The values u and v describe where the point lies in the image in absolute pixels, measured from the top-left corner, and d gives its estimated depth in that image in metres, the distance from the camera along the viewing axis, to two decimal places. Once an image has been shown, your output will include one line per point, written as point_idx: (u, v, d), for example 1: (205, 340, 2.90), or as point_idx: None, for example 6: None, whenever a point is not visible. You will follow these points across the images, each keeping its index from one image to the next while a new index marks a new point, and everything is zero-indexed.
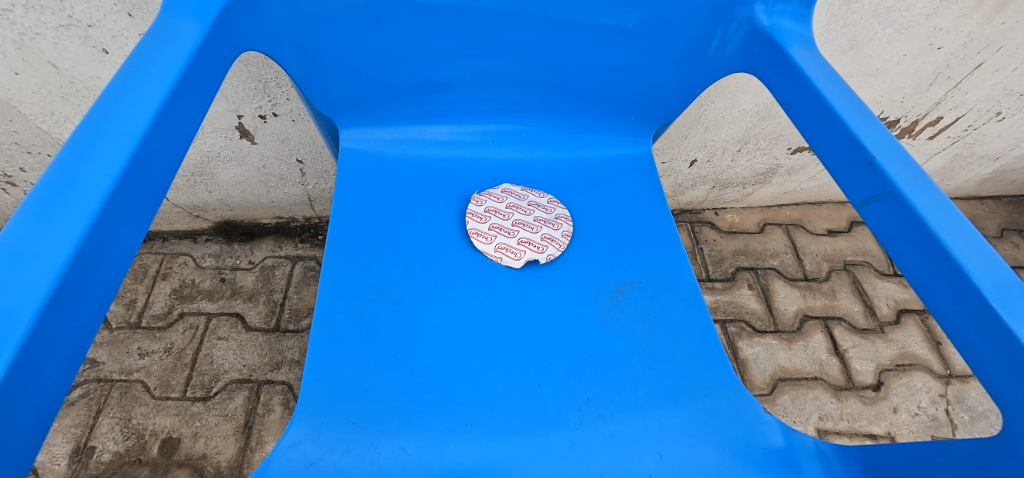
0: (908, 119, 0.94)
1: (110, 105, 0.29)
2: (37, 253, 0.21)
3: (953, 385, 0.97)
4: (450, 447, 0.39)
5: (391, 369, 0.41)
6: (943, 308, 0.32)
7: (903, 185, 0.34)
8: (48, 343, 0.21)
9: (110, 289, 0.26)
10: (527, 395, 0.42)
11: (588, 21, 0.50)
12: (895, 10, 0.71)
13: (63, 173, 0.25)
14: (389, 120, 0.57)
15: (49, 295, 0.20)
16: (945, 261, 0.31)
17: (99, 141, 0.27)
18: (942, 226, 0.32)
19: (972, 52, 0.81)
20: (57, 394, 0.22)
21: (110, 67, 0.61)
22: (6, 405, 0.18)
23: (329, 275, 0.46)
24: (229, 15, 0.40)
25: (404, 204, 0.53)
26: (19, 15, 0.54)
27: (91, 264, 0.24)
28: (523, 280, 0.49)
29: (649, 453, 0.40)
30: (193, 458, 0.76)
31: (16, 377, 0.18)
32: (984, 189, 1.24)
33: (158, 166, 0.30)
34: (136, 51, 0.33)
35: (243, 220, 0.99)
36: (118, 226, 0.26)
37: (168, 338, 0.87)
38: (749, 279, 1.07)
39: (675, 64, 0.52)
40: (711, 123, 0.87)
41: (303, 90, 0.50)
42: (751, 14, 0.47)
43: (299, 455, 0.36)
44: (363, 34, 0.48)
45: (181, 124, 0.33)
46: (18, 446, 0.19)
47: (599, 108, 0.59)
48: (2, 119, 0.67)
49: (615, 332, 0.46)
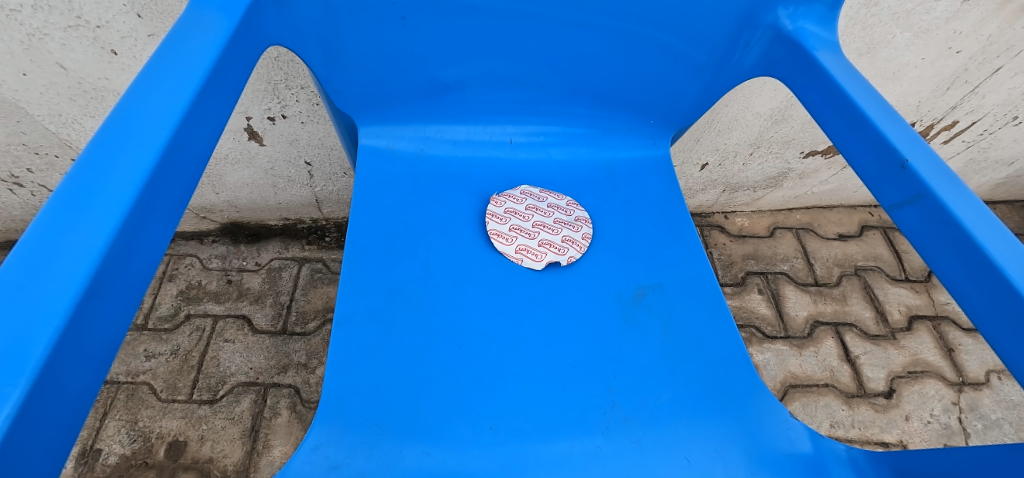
0: (923, 123, 0.93)
1: (143, 93, 0.28)
2: (69, 247, 0.20)
3: (966, 393, 0.96)
4: (473, 452, 0.38)
5: (412, 372, 0.41)
6: (980, 313, 0.31)
7: (937, 188, 0.33)
8: (80, 337, 0.20)
9: (141, 284, 0.25)
10: (550, 399, 0.41)
11: (615, 25, 0.49)
12: (914, 13, 0.70)
13: (94, 162, 0.24)
14: (408, 120, 0.56)
15: (81, 288, 0.19)
16: (985, 267, 0.30)
17: (132, 131, 0.26)
18: (981, 232, 0.31)
19: (991, 56, 0.79)
20: (89, 391, 0.21)
21: (119, 69, 0.61)
22: (41, 401, 0.17)
23: (347, 275, 0.45)
24: (259, 10, 0.38)
25: (422, 204, 0.52)
26: (27, 15, 0.53)
27: (124, 259, 0.23)
28: (545, 283, 0.48)
29: (677, 459, 0.39)
30: (199, 462, 0.76)
31: (49, 375, 0.18)
32: (997, 194, 1.23)
33: (190, 157, 0.29)
34: (167, 40, 0.32)
35: (250, 221, 0.98)
36: (151, 218, 0.25)
37: (175, 340, 0.86)
38: (759, 283, 1.06)
39: (696, 68, 0.52)
40: (724, 126, 0.86)
41: (325, 88, 0.49)
42: (775, 20, 0.46)
43: (320, 459, 0.35)
44: (386, 33, 0.47)
45: (213, 115, 0.32)
46: (51, 446, 0.19)
47: (618, 111, 0.58)
48: (9, 120, 0.66)
49: (638, 335, 0.45)
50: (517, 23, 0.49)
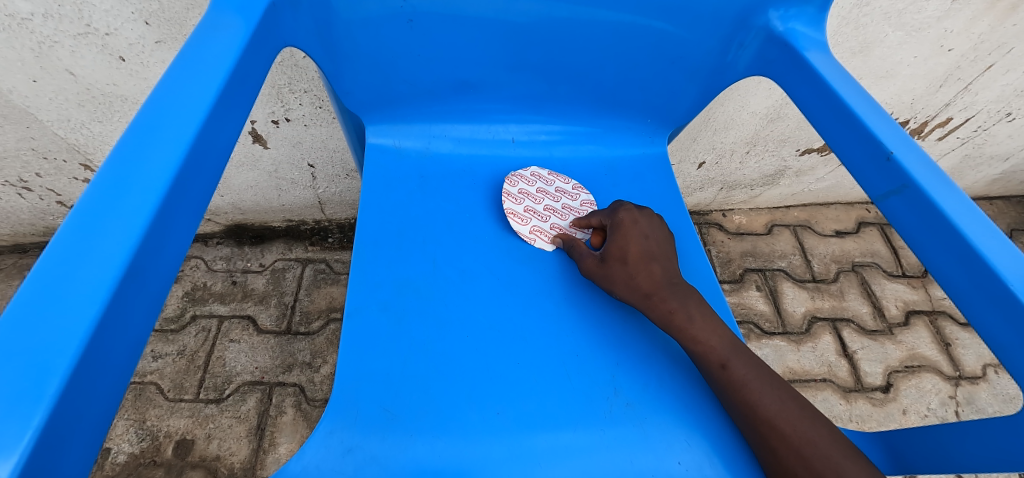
0: (918, 120, 0.94)
1: (170, 91, 0.29)
2: (108, 232, 0.22)
3: (963, 386, 0.97)
4: (482, 435, 0.39)
5: (421, 360, 0.42)
6: (962, 295, 0.32)
7: (921, 179, 0.34)
8: (121, 314, 0.21)
9: (173, 268, 0.26)
10: (555, 385, 0.42)
11: (615, 25, 0.50)
12: (906, 13, 0.71)
13: (127, 155, 0.25)
14: (414, 119, 0.58)
15: (122, 269, 0.21)
16: (966, 252, 0.31)
17: (162, 127, 0.27)
18: (963, 221, 0.32)
19: (983, 54, 0.80)
20: (127, 366, 0.22)
21: (127, 75, 0.62)
22: (89, 370, 0.19)
23: (357, 268, 0.46)
24: (274, 12, 0.40)
25: (428, 200, 0.54)
26: (38, 24, 0.54)
27: (157, 244, 0.24)
28: (547, 277, 0.50)
29: (677, 441, 0.40)
30: (207, 459, 0.77)
31: (95, 347, 0.19)
32: (993, 190, 1.24)
33: (215, 152, 0.31)
34: (191, 41, 0.33)
35: (254, 223, 0.99)
36: (181, 207, 0.27)
37: (181, 340, 0.87)
38: (757, 280, 1.07)
39: (693, 68, 0.53)
40: (720, 126, 0.87)
41: (334, 88, 0.50)
42: (767, 22, 0.47)
43: (335, 443, 0.37)
44: (394, 34, 0.48)
45: (235, 112, 0.33)
46: (96, 415, 0.20)
47: (617, 110, 0.60)
48: (19, 126, 0.67)
49: (639, 325, 0.47)
50: (521, 24, 0.50)
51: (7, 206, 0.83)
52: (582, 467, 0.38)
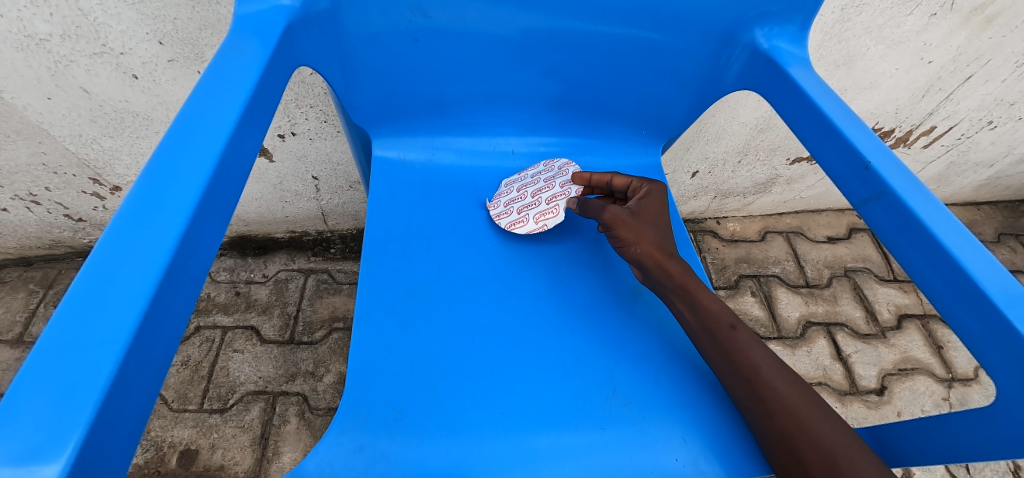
0: (902, 129, 0.97)
1: (197, 111, 0.31)
2: (147, 239, 0.24)
3: (956, 388, 0.99)
4: (487, 433, 0.41)
5: (428, 362, 0.43)
6: (938, 293, 0.35)
7: (897, 186, 0.37)
8: (161, 313, 0.23)
9: (203, 270, 0.28)
10: (556, 385, 0.44)
11: (610, 42, 0.53)
12: (886, 27, 0.74)
13: (161, 170, 0.27)
14: (418, 131, 0.60)
15: (161, 272, 0.23)
16: (939, 253, 0.34)
17: (190, 143, 0.29)
18: (936, 224, 0.34)
19: (961, 65, 0.84)
20: (164, 360, 0.24)
21: (139, 91, 0.64)
22: (133, 363, 0.21)
23: (365, 275, 0.48)
24: (290, 33, 0.42)
25: (432, 209, 0.56)
26: (56, 44, 0.57)
27: (191, 248, 0.26)
28: (546, 282, 0.51)
29: (674, 438, 0.42)
30: (211, 469, 0.78)
31: (139, 343, 0.21)
32: (980, 195, 1.27)
33: (239, 164, 0.33)
34: (215, 62, 0.36)
35: (257, 234, 1.01)
36: (211, 215, 0.29)
37: (185, 351, 0.88)
38: (752, 286, 1.09)
39: (683, 82, 0.55)
40: (712, 136, 0.90)
41: (342, 104, 0.52)
42: (752, 39, 0.50)
43: (347, 441, 0.38)
44: (399, 54, 0.50)
45: (256, 127, 0.35)
46: (139, 406, 0.22)
47: (612, 122, 0.62)
48: (32, 141, 0.69)
49: (636, 328, 0.48)
50: (520, 42, 0.52)
51: (15, 220, 0.85)
52: (583, 462, 0.40)
